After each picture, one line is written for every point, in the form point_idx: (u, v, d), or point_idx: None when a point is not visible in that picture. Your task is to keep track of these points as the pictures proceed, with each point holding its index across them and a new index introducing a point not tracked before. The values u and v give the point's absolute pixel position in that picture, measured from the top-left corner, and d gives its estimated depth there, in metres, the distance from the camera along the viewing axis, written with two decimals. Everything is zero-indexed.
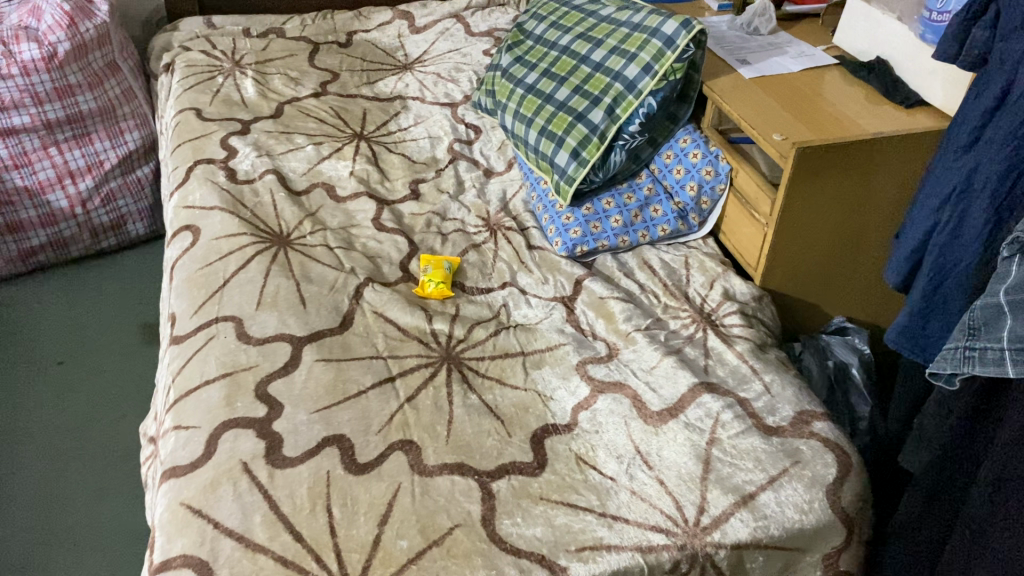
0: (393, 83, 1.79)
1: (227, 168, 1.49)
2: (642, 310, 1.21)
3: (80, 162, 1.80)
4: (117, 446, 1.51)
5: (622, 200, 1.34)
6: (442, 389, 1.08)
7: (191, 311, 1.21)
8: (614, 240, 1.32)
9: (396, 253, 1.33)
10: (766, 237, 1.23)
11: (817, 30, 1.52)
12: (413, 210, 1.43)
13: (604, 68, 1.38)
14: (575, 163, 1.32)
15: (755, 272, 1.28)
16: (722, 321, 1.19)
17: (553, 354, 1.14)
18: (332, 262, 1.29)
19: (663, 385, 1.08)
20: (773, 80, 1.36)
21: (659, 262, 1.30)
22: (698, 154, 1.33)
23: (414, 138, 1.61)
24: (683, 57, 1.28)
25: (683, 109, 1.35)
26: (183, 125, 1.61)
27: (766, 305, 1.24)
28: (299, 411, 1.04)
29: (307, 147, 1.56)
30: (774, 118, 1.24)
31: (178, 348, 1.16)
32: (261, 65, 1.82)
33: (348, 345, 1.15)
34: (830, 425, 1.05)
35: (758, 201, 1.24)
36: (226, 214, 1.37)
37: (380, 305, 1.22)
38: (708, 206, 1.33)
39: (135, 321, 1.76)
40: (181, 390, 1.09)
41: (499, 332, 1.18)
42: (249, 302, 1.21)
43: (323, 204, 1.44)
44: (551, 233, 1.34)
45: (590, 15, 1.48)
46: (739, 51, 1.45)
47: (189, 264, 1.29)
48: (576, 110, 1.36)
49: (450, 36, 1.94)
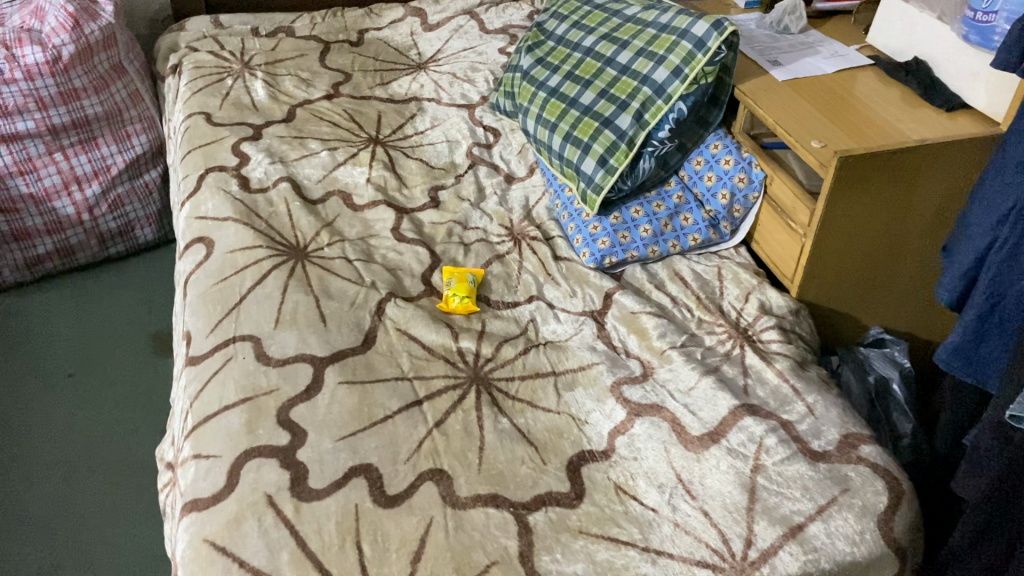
0: (407, 84, 1.74)
1: (239, 175, 1.44)
2: (676, 325, 1.17)
3: (86, 167, 1.75)
4: (130, 462, 1.47)
5: (651, 208, 1.30)
6: (471, 413, 1.04)
7: (207, 330, 1.16)
8: (644, 250, 1.27)
9: (418, 265, 1.29)
10: (803, 247, 1.18)
11: (850, 28, 1.46)
12: (434, 219, 1.38)
13: (630, 71, 1.32)
14: (603, 170, 1.27)
15: (792, 283, 1.23)
16: (760, 336, 1.15)
17: (585, 374, 1.09)
18: (352, 276, 1.25)
19: (702, 408, 1.03)
20: (807, 82, 1.30)
21: (692, 273, 1.25)
22: (730, 161, 1.27)
23: (432, 142, 1.56)
24: (715, 60, 1.23)
25: (714, 114, 1.30)
26: (193, 130, 1.56)
27: (803, 319, 1.20)
28: (324, 439, 0.99)
29: (322, 153, 1.51)
30: (812, 124, 1.18)
31: (195, 369, 1.12)
32: (271, 65, 1.77)
33: (372, 365, 1.10)
34: (877, 448, 1.00)
35: (795, 210, 1.19)
36: (240, 225, 1.32)
37: (404, 321, 1.17)
38: (741, 214, 1.28)
39: (145, 330, 1.72)
40: (199, 416, 1.05)
41: (529, 351, 1.13)
42: (267, 320, 1.16)
43: (340, 213, 1.39)
44: (577, 243, 1.30)
45: (614, 14, 1.43)
46: (769, 51, 1.39)
47: (203, 278, 1.25)
48: (603, 115, 1.31)
49: (464, 33, 1.89)
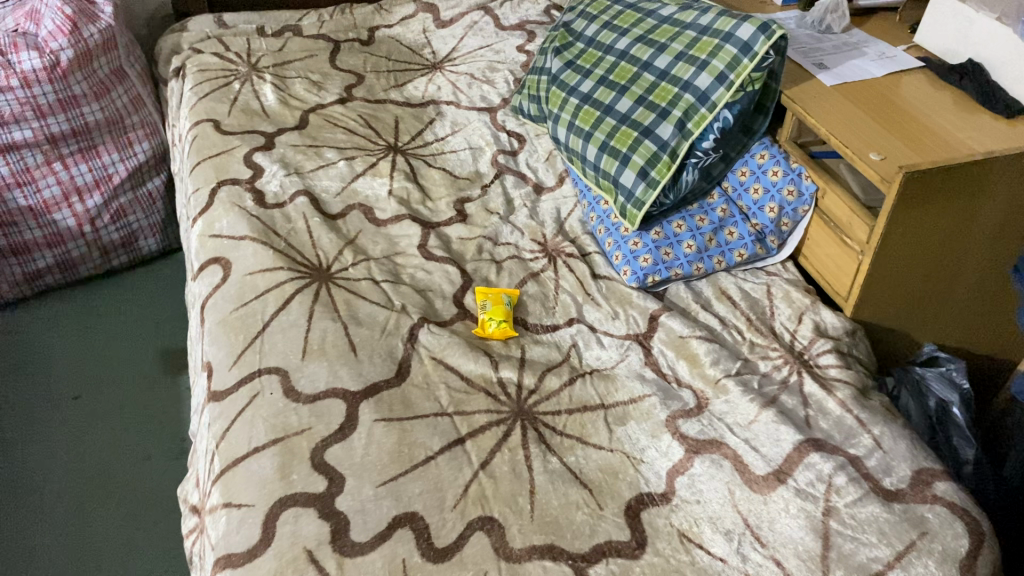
0: (424, 86, 1.66)
1: (254, 189, 1.36)
2: (727, 350, 1.10)
3: (87, 176, 1.67)
4: (145, 491, 1.40)
5: (694, 223, 1.23)
6: (519, 452, 0.97)
7: (230, 362, 1.09)
8: (688, 268, 1.20)
9: (448, 286, 1.22)
10: (859, 265, 1.12)
11: (895, 27, 1.39)
12: (462, 234, 1.31)
13: (670, 76, 1.25)
14: (643, 184, 1.20)
15: (845, 302, 1.17)
16: (817, 361, 1.09)
17: (637, 408, 1.03)
18: (380, 299, 1.18)
19: (764, 444, 0.97)
20: (856, 87, 1.24)
21: (739, 292, 1.19)
22: (778, 172, 1.21)
23: (454, 149, 1.48)
24: (762, 66, 1.16)
25: (759, 122, 1.23)
26: (201, 139, 1.48)
27: (859, 340, 1.14)
28: (363, 485, 0.93)
29: (339, 163, 1.43)
30: (868, 134, 1.12)
31: (220, 405, 1.05)
32: (279, 67, 1.68)
33: (409, 400, 1.03)
34: (952, 485, 0.94)
35: (850, 226, 1.13)
36: (258, 244, 1.25)
37: (439, 349, 1.10)
38: (789, 227, 1.22)
39: (152, 347, 1.64)
40: (227, 459, 0.98)
41: (575, 381, 1.06)
42: (293, 350, 1.09)
43: (363, 228, 1.32)
44: (617, 260, 1.23)
45: (649, 15, 1.35)
46: (814, 53, 1.32)
47: (222, 304, 1.18)
48: (641, 125, 1.24)
49: (479, 30, 1.81)
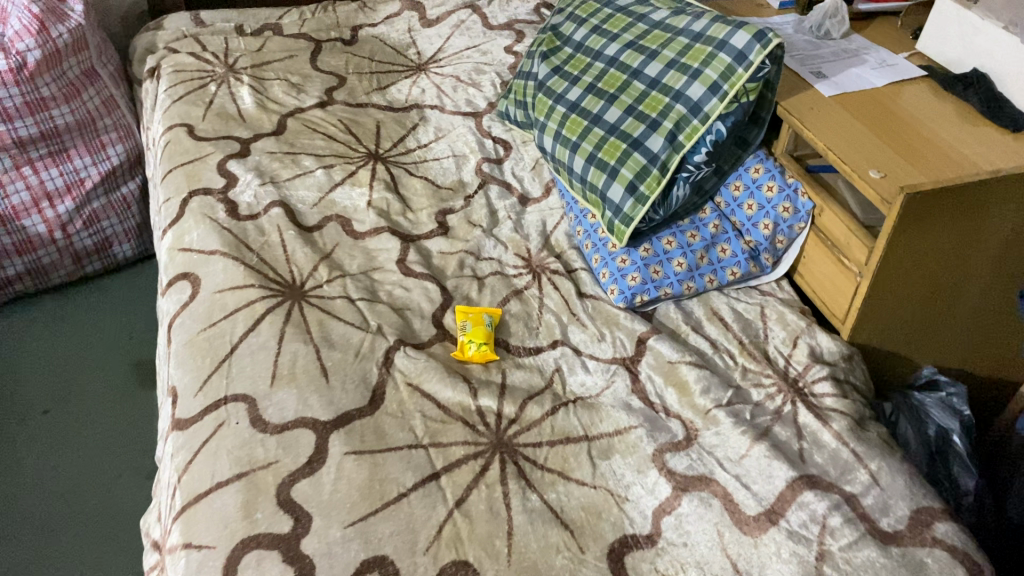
0: (407, 89, 1.61)
1: (227, 200, 1.31)
2: (718, 376, 1.05)
3: (58, 181, 1.61)
4: (113, 511, 1.34)
5: (685, 239, 1.18)
6: (497, 488, 0.92)
7: (195, 387, 1.04)
8: (678, 287, 1.15)
9: (427, 304, 1.16)
10: (858, 287, 1.07)
11: (896, 32, 1.34)
12: (443, 248, 1.26)
13: (661, 85, 1.19)
14: (632, 199, 1.14)
15: (842, 324, 1.12)
16: (812, 389, 1.04)
17: (623, 440, 0.97)
18: (355, 319, 1.12)
19: (756, 481, 0.92)
20: (856, 98, 1.18)
21: (732, 313, 1.13)
22: (773, 187, 1.15)
23: (437, 156, 1.43)
24: (757, 76, 1.10)
25: (754, 133, 1.17)
26: (174, 145, 1.42)
27: (857, 366, 1.09)
28: (331, 526, 0.88)
29: (317, 171, 1.37)
30: (869, 150, 1.06)
31: (183, 435, 0.99)
32: (257, 68, 1.62)
33: (382, 430, 0.98)
34: (953, 526, 0.88)
35: (849, 246, 1.07)
36: (229, 259, 1.19)
37: (415, 375, 1.05)
38: (784, 244, 1.17)
39: (125, 359, 1.59)
40: (189, 494, 0.93)
41: (557, 410, 1.01)
42: (262, 376, 1.04)
43: (340, 241, 1.26)
44: (604, 278, 1.18)
45: (640, 19, 1.29)
46: (812, 60, 1.27)
47: (190, 323, 1.12)
48: (631, 136, 1.18)
49: (466, 29, 1.75)
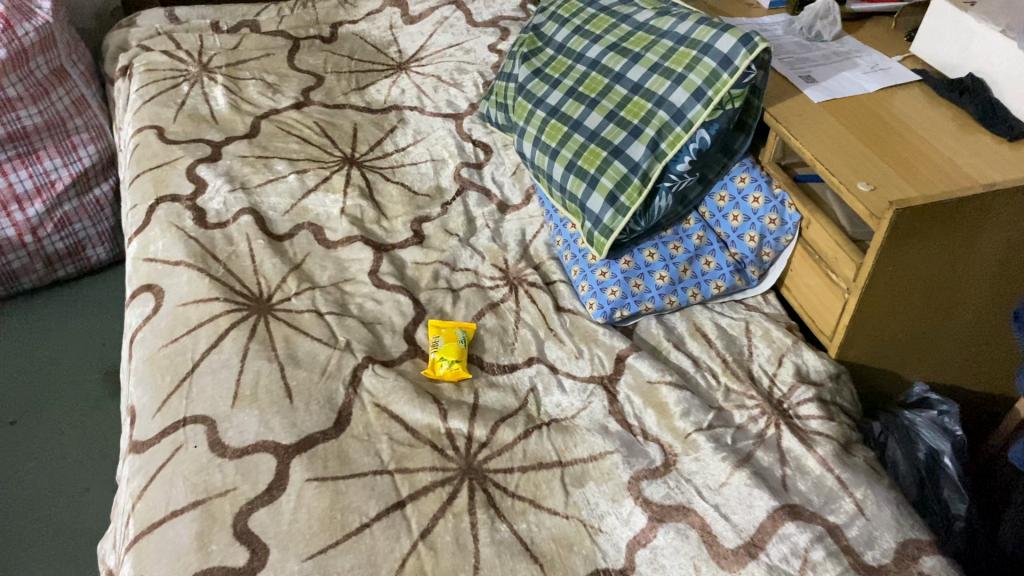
0: (386, 89, 1.56)
1: (195, 207, 1.26)
2: (700, 398, 1.00)
3: (27, 183, 1.56)
4: (78, 527, 1.30)
5: (668, 250, 1.13)
6: (464, 518, 0.88)
7: (154, 407, 1.00)
8: (660, 301, 1.10)
9: (399, 318, 1.12)
10: (846, 304, 1.02)
11: (889, 34, 1.29)
12: (418, 258, 1.21)
13: (644, 90, 1.15)
14: (612, 210, 1.10)
15: (830, 341, 1.07)
16: (797, 412, 0.99)
17: (597, 466, 0.93)
18: (323, 335, 1.08)
19: (736, 511, 0.88)
20: (846, 105, 1.13)
21: (715, 329, 1.09)
22: (759, 198, 1.10)
23: (414, 161, 1.38)
24: (743, 82, 1.06)
25: (740, 141, 1.13)
26: (142, 148, 1.37)
27: (844, 386, 1.04)
28: (288, 559, 0.83)
29: (289, 177, 1.33)
30: (858, 161, 1.02)
31: (140, 458, 0.95)
32: (233, 67, 1.57)
33: (346, 455, 0.94)
34: (942, 560, 0.84)
35: (837, 261, 1.03)
36: (194, 271, 1.15)
37: (383, 395, 1.00)
38: (770, 257, 1.12)
39: (97, 367, 1.54)
40: (142, 523, 0.88)
41: (530, 433, 0.96)
42: (223, 396, 0.99)
43: (310, 251, 1.22)
44: (583, 291, 1.13)
45: (623, 20, 1.24)
46: (801, 63, 1.22)
47: (151, 339, 1.08)
48: (612, 143, 1.13)
49: (450, 27, 1.70)
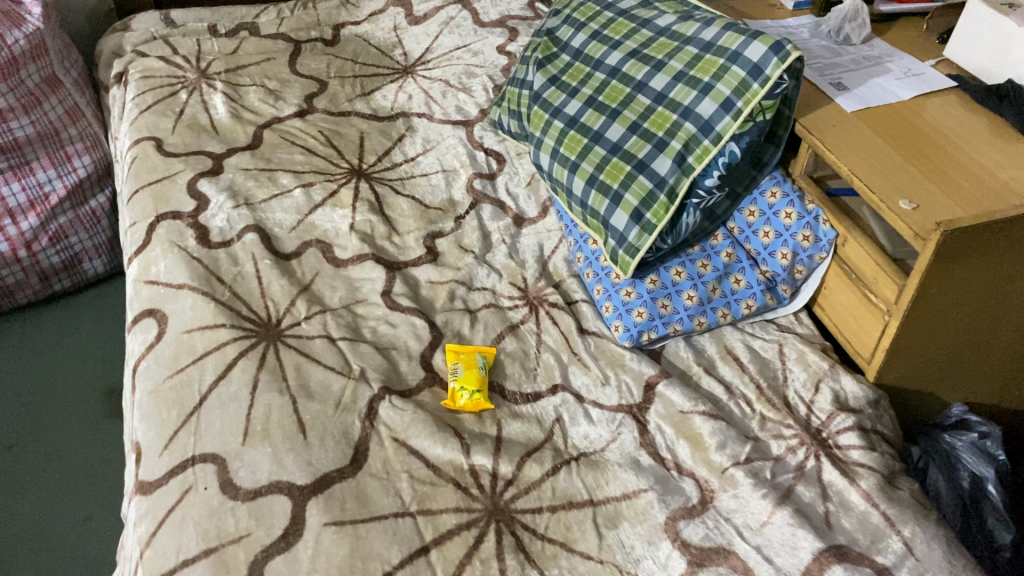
0: (393, 94, 1.50)
1: (197, 224, 1.20)
2: (735, 428, 0.96)
3: (20, 197, 1.50)
4: (80, 559, 1.24)
5: (695, 269, 1.08)
6: (492, 565, 0.83)
7: (161, 445, 0.94)
8: (689, 323, 1.05)
9: (415, 343, 1.07)
10: (886, 327, 0.97)
11: (920, 36, 1.23)
12: (432, 277, 1.16)
13: (668, 100, 1.09)
14: (637, 228, 1.04)
15: (867, 364, 1.03)
16: (837, 441, 0.95)
17: (632, 505, 0.88)
18: (336, 363, 1.02)
19: (780, 554, 0.83)
20: (881, 114, 1.08)
21: (747, 352, 1.04)
22: (791, 214, 1.05)
23: (425, 172, 1.33)
24: (775, 93, 1.01)
25: (770, 153, 1.07)
26: (141, 161, 1.32)
27: (884, 412, 1.00)
28: None
29: (295, 191, 1.27)
30: (898, 177, 0.97)
31: (147, 500, 0.90)
32: (232, 73, 1.51)
33: (365, 495, 0.89)
34: None
35: (876, 282, 0.98)
36: (198, 295, 1.09)
37: (401, 429, 0.95)
38: (803, 275, 1.07)
39: (96, 387, 1.49)
40: (152, 573, 0.83)
41: (558, 469, 0.92)
42: (233, 433, 0.94)
43: (319, 270, 1.16)
44: (607, 312, 1.08)
45: (643, 25, 1.18)
46: (831, 69, 1.16)
47: (155, 369, 1.03)
48: (635, 157, 1.08)
49: (456, 27, 1.64)
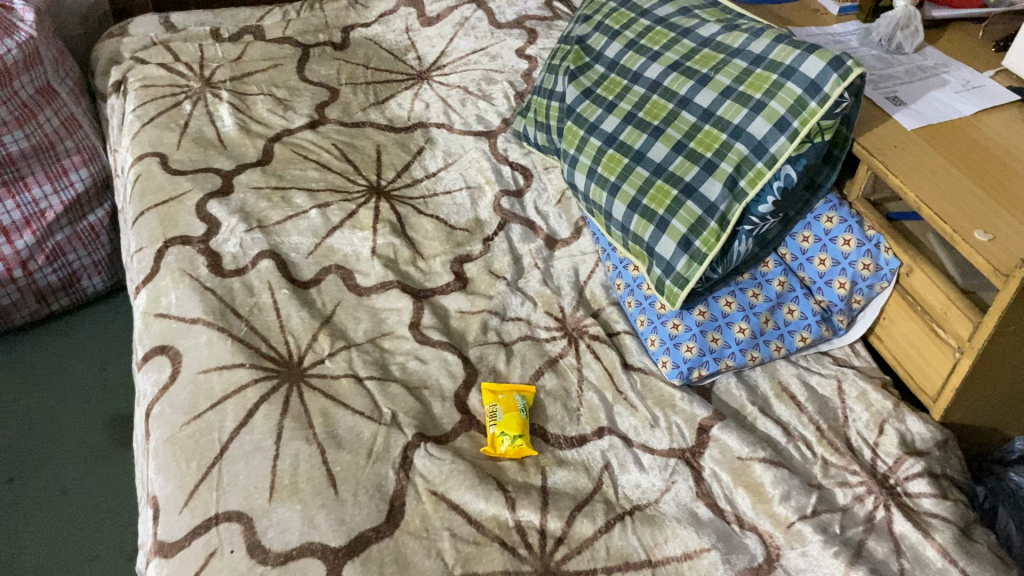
0: (409, 103, 1.42)
1: (208, 250, 1.13)
2: (797, 476, 0.90)
3: (15, 214, 1.41)
4: None
5: (747, 299, 1.02)
6: None
7: (180, 501, 0.87)
8: (741, 358, 0.99)
9: (448, 381, 1.00)
10: (955, 365, 0.91)
11: (976, 44, 1.17)
12: (462, 306, 1.09)
13: (715, 117, 1.02)
14: (686, 257, 0.98)
15: (933, 402, 0.96)
16: (906, 488, 0.89)
17: (694, 567, 0.82)
18: (365, 406, 0.95)
19: None
20: (943, 131, 1.01)
21: (804, 389, 0.98)
22: (850, 241, 0.99)
23: (448, 189, 1.25)
24: (834, 112, 0.93)
25: (826, 174, 1.00)
26: (145, 180, 1.24)
27: (952, 454, 0.94)
28: None
29: (311, 212, 1.19)
30: (969, 204, 0.90)
31: (167, 564, 0.83)
32: (238, 81, 1.43)
33: (405, 557, 0.82)
34: None
35: (946, 317, 0.91)
36: (214, 330, 1.02)
37: (440, 481, 0.88)
38: (861, 305, 1.01)
39: (100, 413, 1.40)
40: None
41: (611, 526, 0.85)
42: (258, 487, 0.87)
43: (341, 299, 1.09)
44: (653, 346, 1.02)
45: (684, 35, 1.11)
46: (885, 82, 1.09)
47: (171, 415, 0.95)
48: (682, 179, 1.01)
49: (471, 29, 1.56)
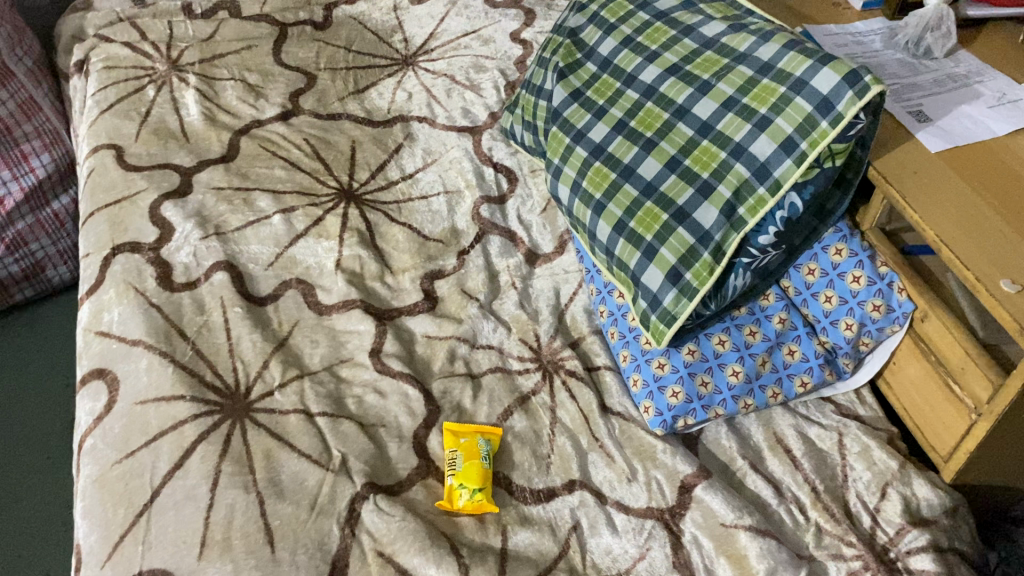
0: (390, 92, 1.31)
1: (158, 260, 1.04)
2: (787, 547, 0.80)
3: None
4: None
5: (742, 337, 0.91)
6: None
7: (103, 554, 0.79)
8: (732, 405, 0.89)
9: (407, 418, 0.91)
10: (971, 427, 0.80)
11: (1014, 48, 1.04)
12: (429, 330, 0.99)
13: (714, 132, 0.90)
14: (674, 291, 0.87)
15: (944, 462, 0.86)
16: (909, 564, 0.79)
17: None
18: (313, 448, 0.87)
19: None
20: (971, 153, 0.89)
21: (801, 443, 0.89)
22: (860, 278, 0.89)
23: (424, 194, 1.15)
24: (848, 135, 0.82)
25: (837, 200, 0.89)
26: (98, 176, 1.14)
27: (962, 522, 0.84)
28: None
29: (274, 217, 1.10)
30: (995, 245, 0.78)
31: None
32: (207, 63, 1.33)
33: None
34: None
35: (963, 372, 0.81)
36: (155, 355, 0.93)
37: (388, 541, 0.80)
38: (869, 347, 0.91)
39: (60, 417, 1.30)
40: None
41: None
42: (188, 543, 0.78)
43: (299, 318, 1.00)
44: (636, 388, 0.93)
45: (686, 33, 1.00)
46: (908, 93, 0.98)
47: (102, 451, 0.86)
48: (674, 203, 0.90)
49: (464, 8, 1.44)
